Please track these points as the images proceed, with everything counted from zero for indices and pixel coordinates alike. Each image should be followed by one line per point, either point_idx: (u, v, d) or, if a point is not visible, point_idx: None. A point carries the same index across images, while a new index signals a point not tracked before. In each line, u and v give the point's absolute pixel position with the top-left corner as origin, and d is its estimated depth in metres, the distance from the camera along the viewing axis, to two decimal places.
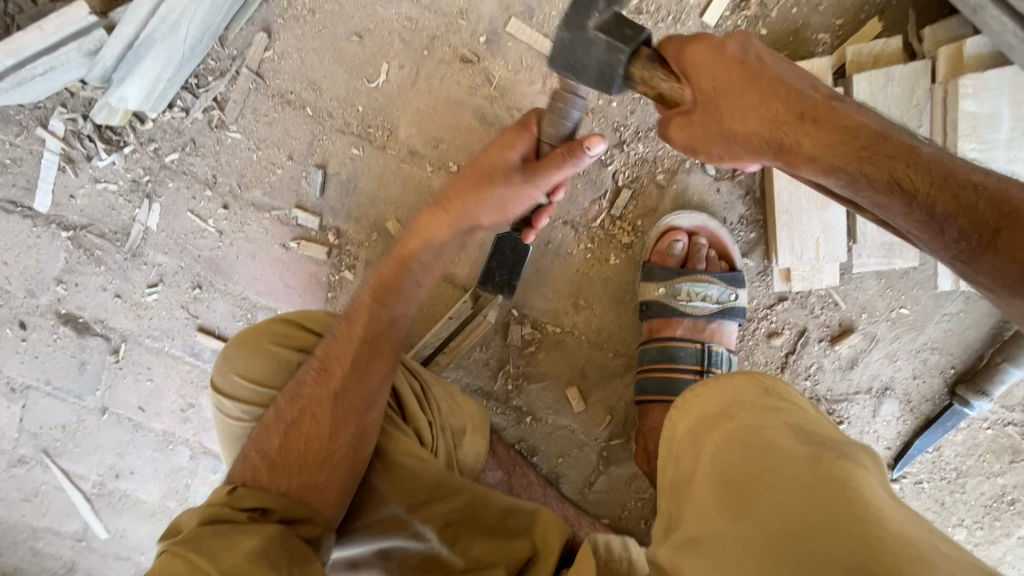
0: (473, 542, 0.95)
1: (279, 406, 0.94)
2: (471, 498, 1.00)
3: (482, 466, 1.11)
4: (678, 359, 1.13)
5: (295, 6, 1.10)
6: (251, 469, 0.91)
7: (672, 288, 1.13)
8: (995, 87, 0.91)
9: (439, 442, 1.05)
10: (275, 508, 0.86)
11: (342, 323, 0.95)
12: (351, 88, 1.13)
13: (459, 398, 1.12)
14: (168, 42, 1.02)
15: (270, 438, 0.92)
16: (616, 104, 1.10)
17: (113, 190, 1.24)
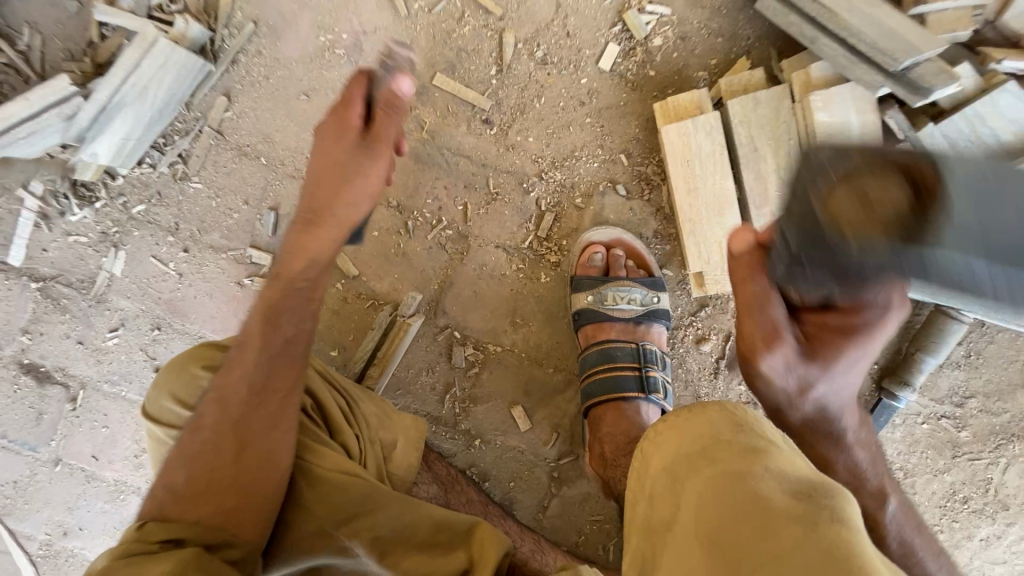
0: (403, 556, 1.00)
1: (182, 439, 0.96)
2: (402, 509, 1.03)
3: (415, 479, 1.12)
4: (617, 359, 1.17)
5: (251, 74, 1.27)
6: (158, 503, 0.93)
7: (599, 294, 1.20)
8: (841, 101, 1.05)
9: (368, 457, 1.08)
10: (189, 539, 0.88)
11: (236, 352, 0.99)
12: (301, 139, 1.28)
13: (392, 414, 1.15)
14: (137, 107, 1.19)
15: (176, 473, 0.94)
16: (534, 139, 1.24)
17: (83, 242, 1.34)
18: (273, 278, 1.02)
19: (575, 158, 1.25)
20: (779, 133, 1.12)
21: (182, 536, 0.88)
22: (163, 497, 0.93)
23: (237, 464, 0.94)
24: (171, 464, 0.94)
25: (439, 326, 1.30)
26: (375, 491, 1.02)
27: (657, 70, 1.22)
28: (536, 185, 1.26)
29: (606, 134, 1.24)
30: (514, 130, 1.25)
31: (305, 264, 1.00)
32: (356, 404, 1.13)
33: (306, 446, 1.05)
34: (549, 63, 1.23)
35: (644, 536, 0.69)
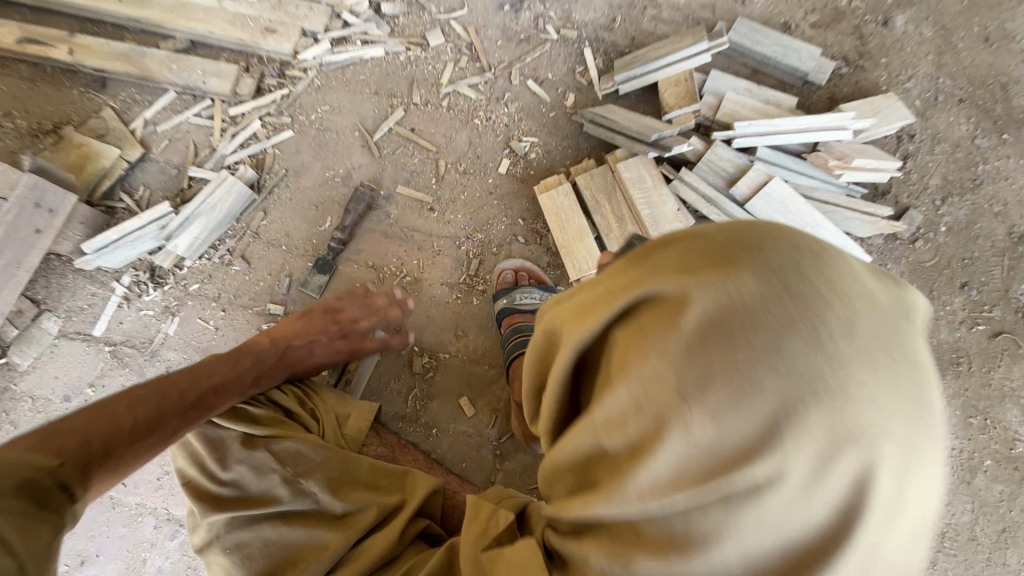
0: (349, 493, 1.37)
1: (140, 404, 1.23)
2: (349, 459, 1.43)
3: (363, 440, 1.54)
4: (525, 329, 1.63)
5: (281, 197, 1.99)
6: (77, 442, 1.08)
7: (512, 295, 1.70)
8: (636, 165, 1.75)
9: (325, 423, 1.51)
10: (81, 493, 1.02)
11: (215, 389, 1.38)
12: (310, 232, 1.95)
13: (346, 399, 1.60)
14: (208, 217, 1.88)
15: (115, 431, 1.16)
16: (462, 215, 1.92)
17: (150, 314, 1.89)
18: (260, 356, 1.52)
19: (489, 225, 1.91)
20: (609, 189, 1.80)
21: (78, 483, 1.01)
22: (93, 435, 1.11)
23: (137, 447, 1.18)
24: (113, 417, 1.18)
25: (403, 343, 1.79)
26: (328, 450, 1.42)
27: (535, 169, 1.96)
28: (465, 243, 1.89)
29: (508, 208, 1.92)
30: (448, 212, 1.93)
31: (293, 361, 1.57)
32: (318, 393, 1.59)
33: (277, 419, 1.48)
34: (468, 172, 1.97)
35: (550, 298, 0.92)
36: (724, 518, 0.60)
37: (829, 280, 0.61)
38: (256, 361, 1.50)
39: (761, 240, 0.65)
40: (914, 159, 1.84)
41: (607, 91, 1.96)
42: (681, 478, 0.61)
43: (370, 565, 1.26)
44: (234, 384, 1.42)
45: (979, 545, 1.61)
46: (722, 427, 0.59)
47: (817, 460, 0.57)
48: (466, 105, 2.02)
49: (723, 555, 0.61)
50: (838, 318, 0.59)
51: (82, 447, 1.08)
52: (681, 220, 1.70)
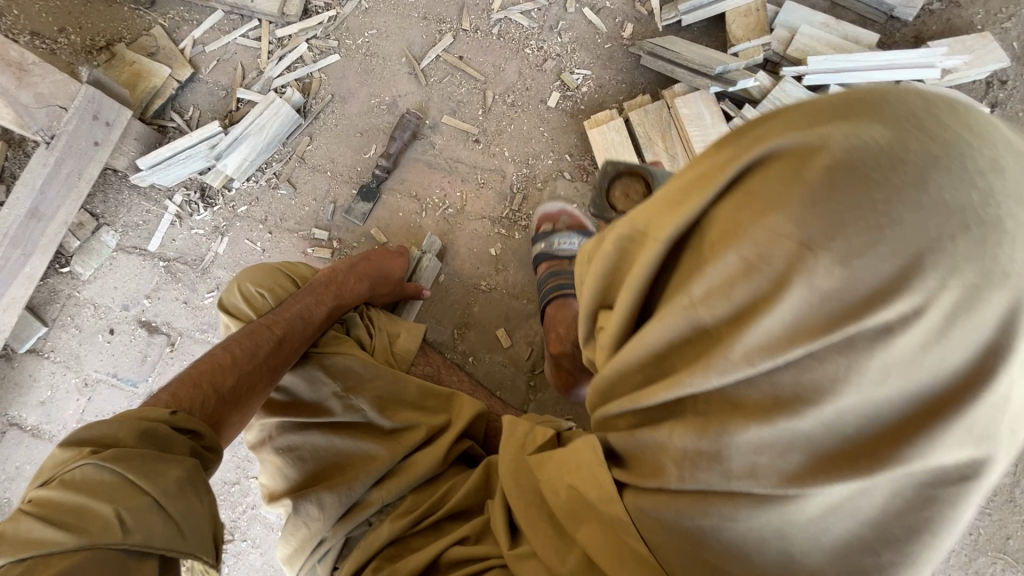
0: (399, 412, 1.42)
1: (233, 353, 1.33)
2: (396, 378, 1.45)
3: (412, 358, 1.56)
4: (562, 274, 1.58)
5: (326, 123, 1.98)
6: (193, 397, 1.22)
7: (549, 241, 1.66)
8: (695, 101, 1.67)
9: (378, 341, 1.55)
10: (204, 434, 1.16)
11: (292, 322, 1.44)
12: (354, 159, 1.94)
13: (397, 320, 1.64)
14: (256, 138, 1.89)
15: (222, 377, 1.28)
16: (507, 149, 1.88)
17: (201, 234, 1.95)
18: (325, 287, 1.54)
19: (535, 160, 1.86)
20: (665, 127, 1.72)
21: (199, 429, 1.15)
22: (203, 392, 1.24)
23: (254, 389, 1.32)
24: (215, 369, 1.29)
25: (442, 275, 1.80)
26: (378, 367, 1.46)
27: (586, 104, 1.88)
28: (510, 178, 1.85)
29: (556, 143, 1.86)
30: (494, 144, 1.88)
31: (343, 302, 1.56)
32: (372, 312, 1.63)
33: (335, 332, 1.52)
34: (517, 104, 1.90)
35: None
36: (846, 363, 0.59)
37: (948, 126, 0.61)
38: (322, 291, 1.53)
39: (866, 93, 0.65)
40: (1002, 109, 1.68)
41: (668, 22, 1.83)
42: (798, 332, 0.60)
43: (417, 480, 1.33)
44: (314, 313, 1.48)
45: (1018, 507, 1.58)
46: (853, 268, 0.57)
47: (957, 291, 0.56)
48: (517, 33, 1.92)
49: (840, 404, 0.60)
50: (963, 156, 0.59)
51: (199, 410, 1.21)
52: None
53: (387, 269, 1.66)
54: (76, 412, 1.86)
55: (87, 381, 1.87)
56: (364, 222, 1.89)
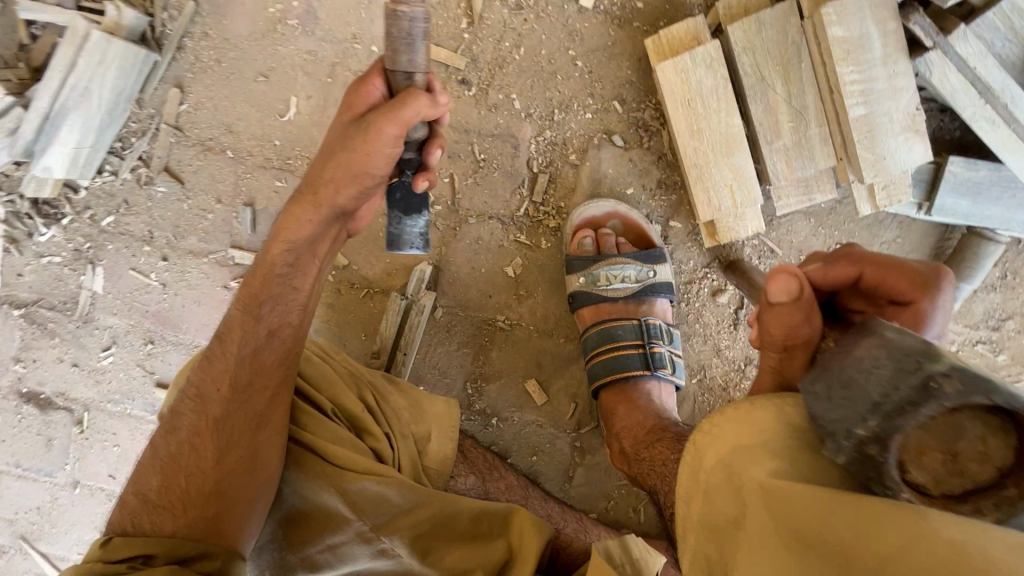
0: (445, 551, 0.96)
1: (155, 440, 0.92)
2: (440, 508, 0.99)
3: (451, 474, 1.10)
4: (619, 338, 1.08)
5: (202, 59, 1.17)
6: (129, 513, 0.88)
7: (591, 275, 1.11)
8: (857, 10, 0.95)
9: (401, 454, 1.03)
10: (158, 553, 0.83)
11: (217, 346, 0.93)
12: (266, 125, 1.19)
13: (422, 405, 1.11)
14: (82, 110, 1.09)
15: (148, 478, 0.89)
16: (517, 96, 1.14)
17: (57, 262, 1.27)
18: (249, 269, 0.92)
19: (564, 111, 1.14)
20: (790, 58, 1.01)
21: (150, 551, 0.82)
22: (135, 507, 0.88)
23: (223, 463, 0.89)
24: (147, 464, 0.91)
25: (440, 309, 1.24)
26: (416, 491, 0.98)
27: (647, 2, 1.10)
28: (527, 147, 1.16)
29: (596, 81, 1.13)
30: (495, 88, 1.14)
31: (295, 242, 0.90)
32: (384, 400, 1.08)
33: (345, 441, 0.99)
34: (526, 8, 1.11)
35: (705, 535, 0.56)
36: None
37: None
38: (249, 276, 0.93)
39: None
40: None
41: None
42: None
43: None
44: (239, 321, 0.91)
45: None
46: None
47: None
48: None
49: None
50: None
51: (143, 525, 0.86)
52: (921, 125, 0.97)
53: (355, 130, 0.83)
54: None
55: None
56: (426, 251, 1.00)
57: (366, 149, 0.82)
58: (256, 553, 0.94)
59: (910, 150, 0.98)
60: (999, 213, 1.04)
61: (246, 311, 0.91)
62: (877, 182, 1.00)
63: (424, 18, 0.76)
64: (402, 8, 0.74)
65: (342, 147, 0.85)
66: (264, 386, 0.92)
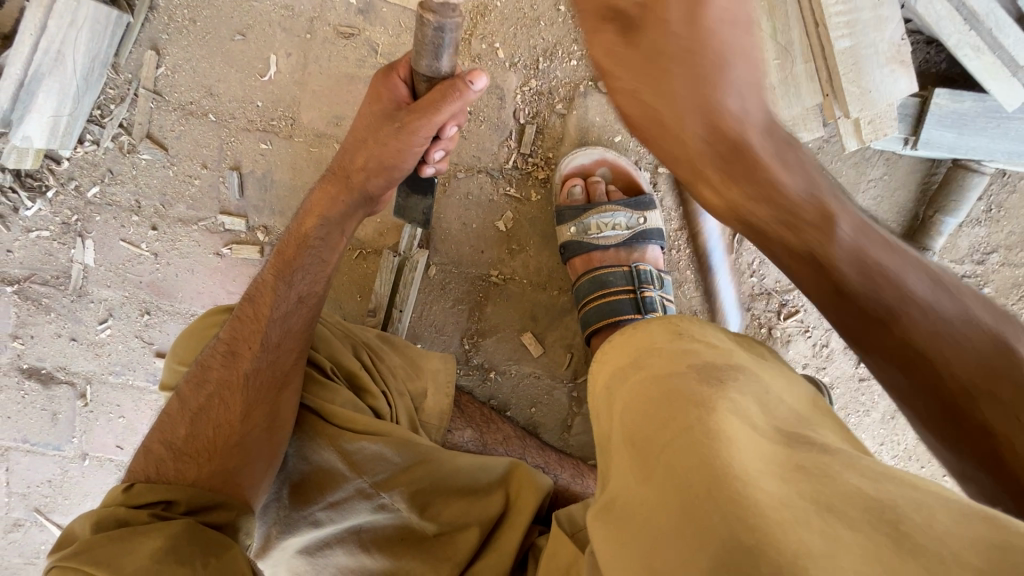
0: (444, 506, 0.98)
1: (182, 392, 0.95)
2: (441, 463, 1.00)
3: (449, 427, 1.10)
4: (609, 285, 1.09)
5: (176, 19, 1.14)
6: (154, 461, 0.91)
7: (582, 224, 1.11)
8: None
9: (399, 409, 1.05)
10: (180, 499, 0.85)
11: (250, 308, 0.99)
12: (246, 86, 1.16)
13: (417, 361, 1.13)
14: (56, 75, 1.08)
15: (176, 428, 0.93)
16: (501, 45, 1.12)
17: (46, 236, 1.26)
18: (286, 239, 1.01)
19: (549, 58, 1.12)
20: None
21: (171, 496, 0.85)
22: (160, 454, 0.91)
23: (246, 421, 0.92)
24: (171, 414, 0.94)
25: (434, 266, 1.24)
26: (416, 448, 0.99)
27: None
28: (512, 98, 1.15)
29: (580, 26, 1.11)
30: (477, 37, 1.12)
31: (326, 217, 1.00)
32: (380, 357, 1.10)
33: (345, 400, 1.01)
34: None
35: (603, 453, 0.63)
36: None
37: None
38: (283, 245, 1.01)
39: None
40: None
41: None
42: None
43: None
44: (275, 285, 0.98)
45: None
46: None
47: None
48: None
49: None
50: None
51: (169, 471, 0.89)
52: (906, 56, 0.97)
53: (381, 123, 0.93)
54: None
55: None
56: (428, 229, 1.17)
57: (390, 144, 0.92)
58: (264, 509, 0.96)
59: (895, 82, 0.98)
60: (985, 143, 1.04)
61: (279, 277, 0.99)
62: (863, 116, 0.99)
63: (453, 30, 0.73)
64: (430, 18, 0.72)
65: (368, 133, 0.95)
66: (291, 348, 0.97)
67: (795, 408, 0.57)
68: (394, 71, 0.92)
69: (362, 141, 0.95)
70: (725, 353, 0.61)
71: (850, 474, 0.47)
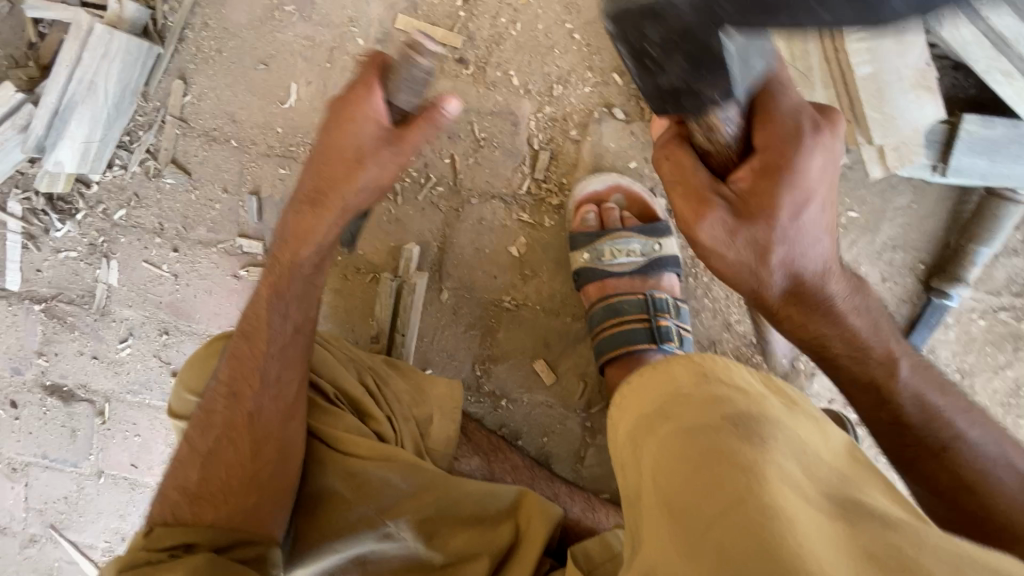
0: (451, 535, 0.96)
1: (191, 435, 0.95)
2: (446, 493, 0.97)
3: (455, 453, 1.09)
4: (623, 312, 1.06)
5: (203, 50, 1.18)
6: (171, 506, 0.91)
7: (596, 250, 1.09)
8: None
9: (404, 434, 1.04)
10: (200, 541, 0.86)
11: (245, 344, 0.96)
12: (268, 113, 1.19)
13: (422, 386, 1.11)
14: (90, 103, 1.12)
15: (189, 472, 0.93)
16: (515, 73, 1.13)
17: (74, 257, 1.30)
18: (274, 261, 0.96)
19: (564, 85, 1.13)
20: None
21: (187, 539, 0.86)
22: (173, 498, 0.92)
23: (256, 458, 0.92)
24: (184, 458, 0.95)
25: (446, 291, 1.24)
26: (422, 475, 0.97)
27: None
28: (527, 124, 1.15)
29: (594, 53, 1.11)
30: (492, 65, 1.13)
31: (312, 240, 0.93)
32: (384, 381, 1.09)
33: (350, 427, 1.01)
34: None
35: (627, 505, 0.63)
36: None
37: None
38: (268, 268, 0.96)
39: None
40: None
41: None
42: None
43: None
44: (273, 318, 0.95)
45: None
46: None
47: None
48: None
49: None
50: None
51: (187, 513, 0.90)
52: (931, 81, 0.94)
53: (358, 149, 0.87)
54: (17, 502, 1.47)
55: (13, 465, 1.44)
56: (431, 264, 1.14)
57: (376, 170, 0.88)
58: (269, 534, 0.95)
59: (921, 107, 0.95)
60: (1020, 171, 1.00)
61: (275, 307, 0.95)
62: (888, 142, 0.96)
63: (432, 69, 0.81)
64: (415, 55, 0.79)
65: (341, 157, 0.88)
66: (294, 380, 0.96)
67: (833, 467, 0.56)
68: (347, 101, 0.86)
69: (339, 170, 0.88)
70: (757, 403, 0.59)
71: (927, 559, 0.45)
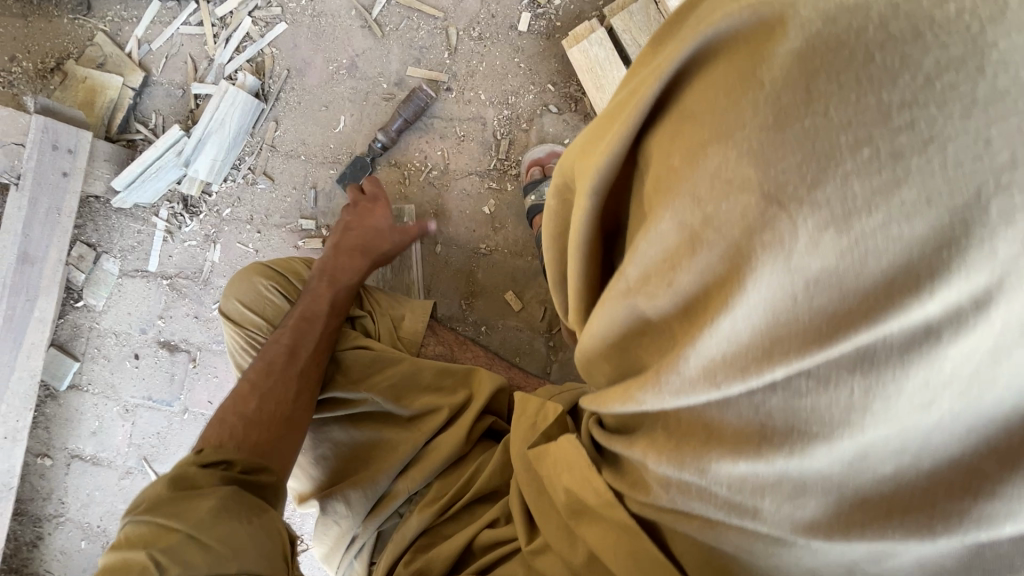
0: (416, 397, 1.29)
1: (249, 378, 1.25)
2: (408, 367, 1.30)
3: (422, 339, 1.43)
4: None
5: (289, 101, 1.83)
6: (224, 428, 1.17)
7: (539, 191, 1.52)
8: None
9: (381, 326, 1.43)
10: (236, 461, 1.09)
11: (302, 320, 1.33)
12: (326, 136, 1.81)
13: (400, 298, 1.50)
14: (221, 135, 1.78)
15: (244, 405, 1.21)
16: (484, 91, 1.68)
17: (193, 244, 1.89)
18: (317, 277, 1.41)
19: (516, 96, 1.66)
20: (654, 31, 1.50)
21: (229, 458, 1.09)
22: (228, 424, 1.18)
23: (297, 400, 1.23)
24: (239, 396, 1.23)
25: (438, 244, 1.66)
26: (391, 354, 1.33)
27: (563, 19, 1.65)
28: (492, 123, 1.67)
29: (535, 73, 1.65)
30: (467, 89, 1.69)
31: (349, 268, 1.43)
32: (370, 293, 1.50)
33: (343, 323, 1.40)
34: (485, 37, 1.68)
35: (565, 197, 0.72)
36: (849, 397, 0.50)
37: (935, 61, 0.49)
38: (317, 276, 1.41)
39: None
40: None
41: None
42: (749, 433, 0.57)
43: (440, 465, 1.20)
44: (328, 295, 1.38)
45: None
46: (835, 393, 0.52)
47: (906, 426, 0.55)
48: None
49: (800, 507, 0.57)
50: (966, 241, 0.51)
51: (235, 437, 1.15)
52: None
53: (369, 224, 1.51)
54: (123, 438, 1.91)
55: (127, 407, 1.91)
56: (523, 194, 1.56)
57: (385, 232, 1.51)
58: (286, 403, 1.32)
59: None
60: None
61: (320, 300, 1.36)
62: None
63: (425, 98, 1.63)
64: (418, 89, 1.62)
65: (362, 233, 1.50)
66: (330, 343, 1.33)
67: None
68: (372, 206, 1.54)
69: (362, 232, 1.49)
70: None
71: None
